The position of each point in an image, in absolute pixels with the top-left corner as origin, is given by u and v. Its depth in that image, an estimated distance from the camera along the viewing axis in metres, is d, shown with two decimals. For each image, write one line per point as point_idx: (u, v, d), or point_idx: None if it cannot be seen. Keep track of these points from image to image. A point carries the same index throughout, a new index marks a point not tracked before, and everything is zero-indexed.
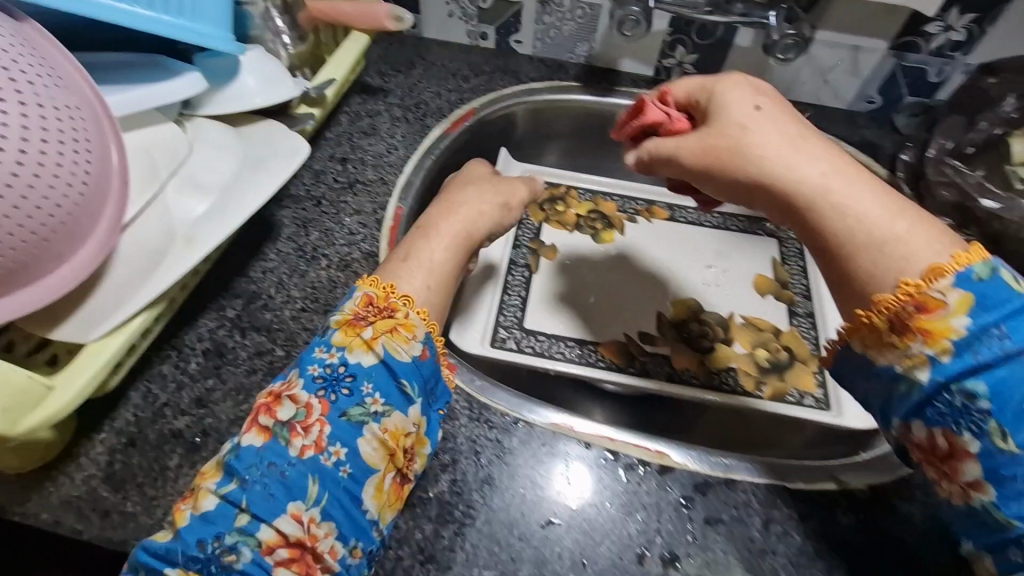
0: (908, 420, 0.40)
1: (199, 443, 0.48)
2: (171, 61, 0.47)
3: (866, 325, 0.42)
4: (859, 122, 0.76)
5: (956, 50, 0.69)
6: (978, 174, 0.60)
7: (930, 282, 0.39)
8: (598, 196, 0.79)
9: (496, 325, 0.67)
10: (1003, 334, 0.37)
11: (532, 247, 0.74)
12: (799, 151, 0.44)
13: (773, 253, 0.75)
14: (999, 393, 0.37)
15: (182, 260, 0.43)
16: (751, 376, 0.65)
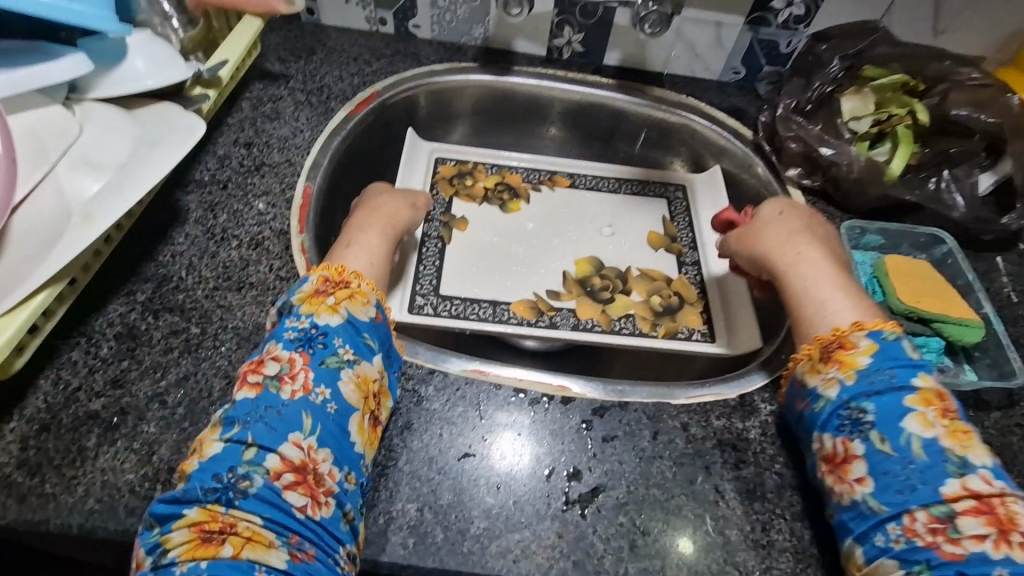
0: (818, 433, 0.47)
1: (117, 421, 0.49)
2: (52, 45, 0.47)
3: (803, 355, 0.51)
4: (728, 90, 0.86)
5: (799, 23, 0.79)
6: (817, 128, 0.70)
7: (851, 331, 0.49)
8: (504, 169, 0.86)
9: (413, 293, 0.72)
10: (892, 375, 0.46)
11: (443, 220, 0.79)
12: (790, 239, 0.59)
13: (663, 212, 0.84)
14: (884, 411, 0.45)
15: (82, 236, 0.44)
16: (648, 319, 0.73)
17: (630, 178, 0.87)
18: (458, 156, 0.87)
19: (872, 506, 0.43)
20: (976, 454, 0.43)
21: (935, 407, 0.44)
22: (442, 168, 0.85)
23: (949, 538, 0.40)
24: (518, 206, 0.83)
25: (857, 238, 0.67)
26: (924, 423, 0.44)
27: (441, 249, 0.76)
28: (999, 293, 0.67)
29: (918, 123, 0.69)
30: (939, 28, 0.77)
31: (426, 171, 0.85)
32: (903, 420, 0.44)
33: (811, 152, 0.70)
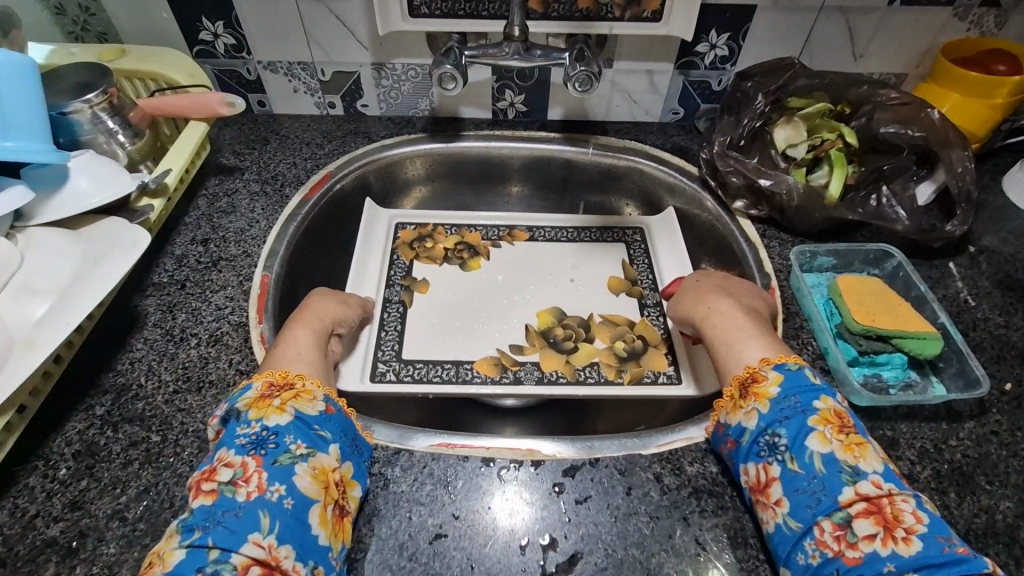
0: (744, 463, 0.50)
1: (76, 545, 0.48)
2: None
3: (725, 399, 0.54)
4: (670, 131, 0.90)
5: (726, 63, 0.83)
6: (753, 161, 0.73)
7: (761, 368, 0.54)
8: (463, 229, 0.89)
9: (376, 360, 0.73)
10: (798, 401, 0.50)
11: (404, 283, 0.82)
12: (706, 298, 0.65)
13: (623, 255, 0.86)
14: (794, 434, 0.48)
15: (24, 365, 0.44)
16: (612, 366, 0.73)
17: (587, 226, 0.90)
18: (417, 221, 0.90)
19: (791, 524, 0.45)
20: (870, 462, 0.46)
21: (833, 425, 0.48)
22: (402, 234, 0.88)
23: (851, 542, 0.42)
24: (479, 264, 0.85)
25: (808, 261, 0.69)
26: (823, 440, 0.47)
27: (401, 314, 0.78)
28: (956, 299, 0.67)
29: (848, 145, 0.71)
30: (858, 52, 0.81)
31: (384, 236, 0.87)
32: (808, 439, 0.47)
33: (753, 184, 0.72)
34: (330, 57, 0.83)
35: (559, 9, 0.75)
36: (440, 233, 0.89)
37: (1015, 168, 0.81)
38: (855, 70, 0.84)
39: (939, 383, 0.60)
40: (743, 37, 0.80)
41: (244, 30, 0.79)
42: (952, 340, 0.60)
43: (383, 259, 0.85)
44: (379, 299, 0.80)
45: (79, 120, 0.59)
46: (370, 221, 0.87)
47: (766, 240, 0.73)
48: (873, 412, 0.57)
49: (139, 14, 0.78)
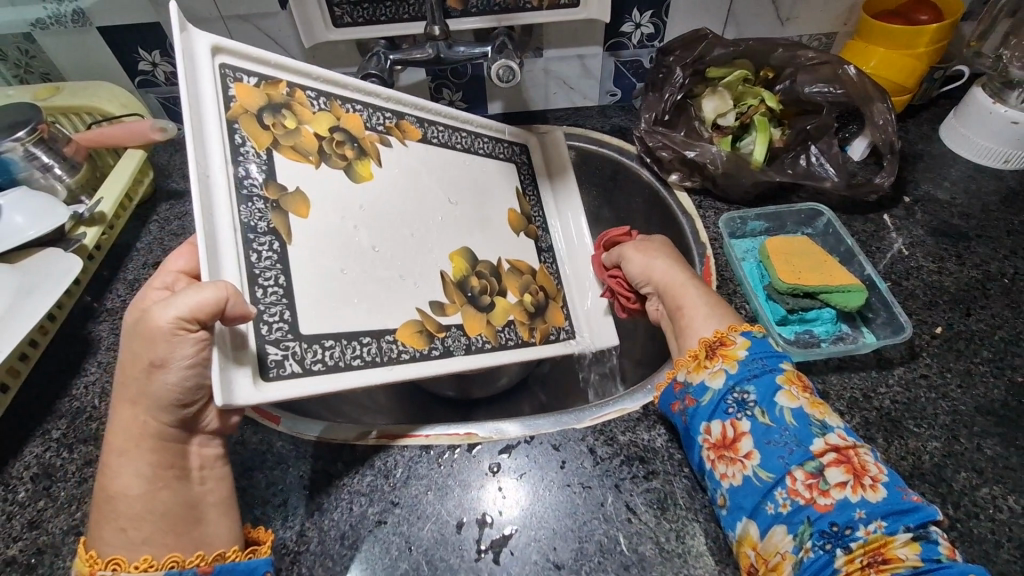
0: (709, 421, 0.50)
1: (34, 562, 0.50)
2: None
3: (690, 358, 0.54)
4: (609, 113, 0.91)
5: (653, 40, 0.84)
6: (680, 134, 0.74)
7: (731, 331, 0.54)
8: (335, 104, 0.60)
9: (260, 342, 0.46)
10: (764, 361, 0.50)
11: (268, 197, 0.50)
12: (676, 262, 0.65)
13: (515, 183, 0.77)
14: (764, 390, 0.48)
15: None
16: (525, 323, 0.70)
17: (479, 133, 0.74)
18: (256, 70, 0.54)
19: (762, 475, 0.45)
20: (833, 418, 0.47)
21: (798, 384, 0.49)
22: (236, 88, 0.51)
23: (823, 490, 0.43)
24: (371, 170, 0.60)
25: (739, 226, 0.70)
26: (792, 396, 0.48)
27: (282, 258, 0.49)
28: (890, 250, 0.68)
29: (771, 110, 0.73)
30: (783, 16, 0.82)
31: (213, 89, 0.49)
32: (777, 395, 0.48)
33: (682, 157, 0.73)
34: None
35: (477, 4, 0.75)
36: (302, 102, 0.56)
37: (950, 116, 0.81)
38: (784, 34, 0.84)
39: (870, 333, 0.61)
40: (666, 13, 0.81)
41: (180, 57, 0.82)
42: (877, 290, 0.62)
43: (226, 137, 0.49)
44: (236, 225, 0.47)
45: (14, 158, 0.61)
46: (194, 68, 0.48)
47: (702, 210, 0.74)
48: (805, 366, 0.58)
49: (77, 52, 0.80)
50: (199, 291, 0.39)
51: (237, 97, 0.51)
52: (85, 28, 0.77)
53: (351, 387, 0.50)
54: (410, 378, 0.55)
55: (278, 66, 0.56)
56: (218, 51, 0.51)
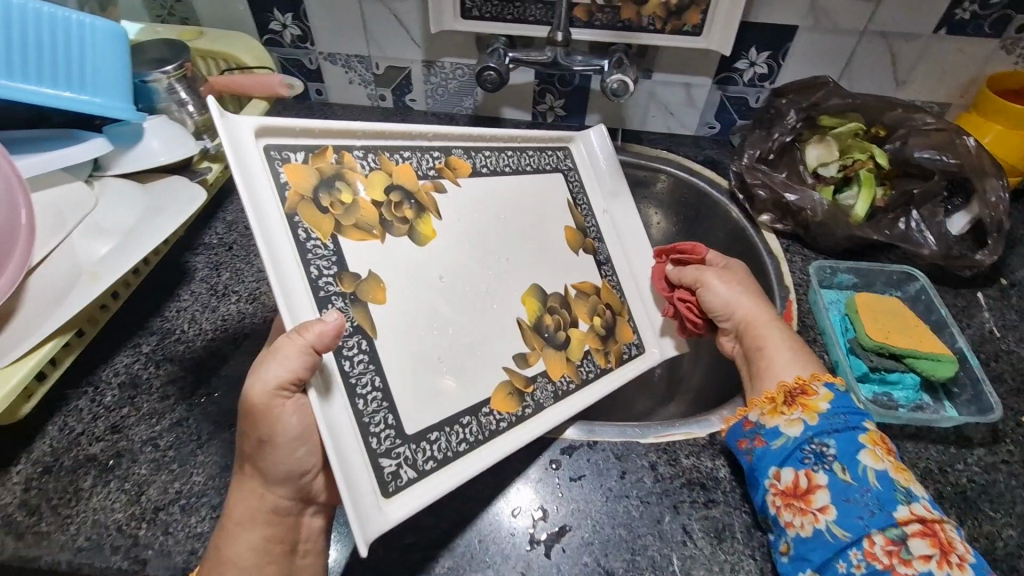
0: (780, 466, 0.49)
1: (112, 464, 0.54)
2: (79, 132, 0.56)
3: (763, 401, 0.54)
4: (704, 144, 0.92)
5: (764, 80, 0.84)
6: (782, 175, 0.74)
7: (812, 381, 0.53)
8: (383, 158, 0.57)
9: (374, 458, 0.47)
10: (847, 417, 0.50)
11: (343, 289, 0.49)
12: (754, 300, 0.64)
13: (566, 195, 0.74)
14: (845, 446, 0.48)
15: (88, 291, 0.49)
16: (599, 349, 0.67)
17: (524, 148, 0.72)
18: (305, 145, 0.51)
19: (836, 532, 0.45)
20: (917, 488, 0.47)
21: (883, 447, 0.48)
22: (288, 174, 0.49)
23: (904, 559, 0.42)
24: (433, 226, 0.58)
25: (827, 277, 0.69)
26: (876, 457, 0.47)
27: (373, 356, 0.49)
28: (979, 329, 0.66)
29: (880, 167, 0.72)
30: (900, 77, 0.81)
31: (268, 183, 0.47)
32: (860, 454, 0.47)
33: (779, 198, 0.73)
34: (384, 52, 0.88)
35: (602, 18, 0.77)
36: (351, 167, 0.54)
37: None
38: (896, 96, 0.84)
39: (952, 408, 0.59)
40: (783, 56, 0.81)
41: (309, 23, 0.86)
42: (967, 365, 0.60)
43: (292, 238, 0.47)
44: None
45: (158, 89, 0.65)
46: (245, 163, 0.45)
47: (788, 255, 0.74)
48: (879, 428, 0.57)
49: (219, 3, 0.86)
50: (273, 371, 0.44)
51: (289, 182, 0.49)
52: None
53: (468, 471, 0.51)
54: (510, 449, 0.54)
55: (321, 132, 0.52)
56: (262, 133, 0.47)
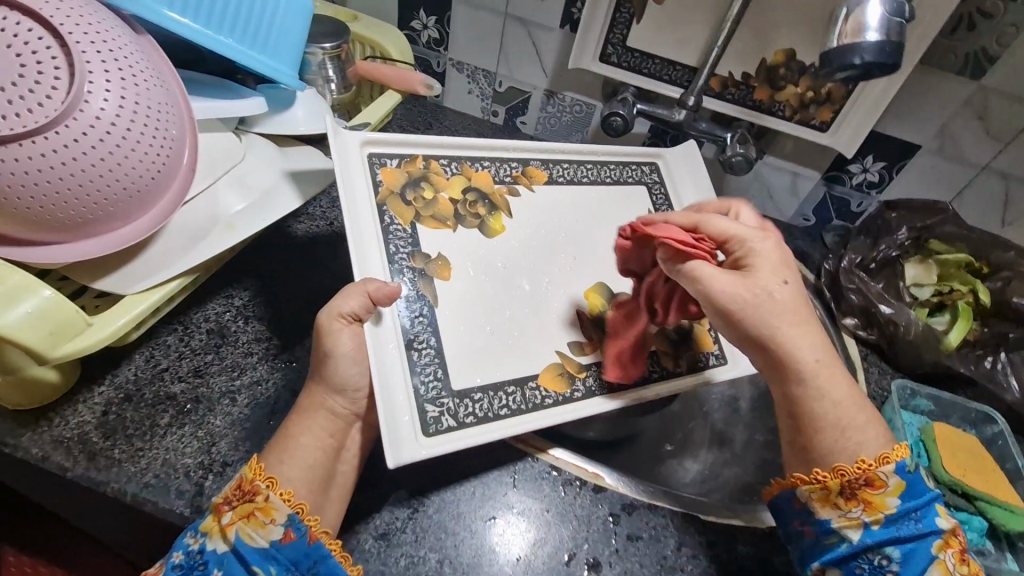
0: (831, 568, 0.48)
1: (189, 408, 0.54)
2: (236, 86, 0.58)
3: (818, 480, 0.48)
4: (795, 233, 0.92)
5: (872, 188, 0.85)
6: (878, 286, 0.74)
7: (878, 465, 0.47)
8: (467, 165, 0.64)
9: (419, 402, 0.52)
10: (917, 517, 0.47)
11: (414, 266, 0.57)
12: (804, 336, 0.48)
13: (647, 205, 0.72)
14: (908, 560, 0.46)
15: (222, 239, 0.51)
16: (669, 353, 0.63)
17: (605, 161, 0.72)
18: (399, 151, 0.61)
19: None
20: None
21: (953, 554, 0.47)
22: (383, 174, 0.59)
23: None
24: (503, 223, 0.63)
25: (907, 397, 0.69)
26: (944, 575, 0.46)
27: (432, 322, 0.56)
28: None
29: (979, 302, 0.72)
30: (1007, 219, 0.81)
31: (367, 180, 0.58)
32: (926, 572, 0.46)
33: (870, 307, 0.73)
34: (512, 73, 0.91)
35: (735, 93, 0.79)
36: (436, 171, 0.63)
37: None
38: (999, 235, 0.84)
39: (1013, 561, 0.58)
40: (898, 170, 0.82)
41: (450, 29, 0.89)
42: None
43: (379, 223, 0.57)
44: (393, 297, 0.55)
45: (310, 62, 0.68)
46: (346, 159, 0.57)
47: (865, 364, 0.74)
48: None
49: None
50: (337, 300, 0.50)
51: (384, 181, 0.59)
52: None
53: (505, 431, 0.54)
54: (554, 422, 0.57)
55: (415, 143, 0.62)
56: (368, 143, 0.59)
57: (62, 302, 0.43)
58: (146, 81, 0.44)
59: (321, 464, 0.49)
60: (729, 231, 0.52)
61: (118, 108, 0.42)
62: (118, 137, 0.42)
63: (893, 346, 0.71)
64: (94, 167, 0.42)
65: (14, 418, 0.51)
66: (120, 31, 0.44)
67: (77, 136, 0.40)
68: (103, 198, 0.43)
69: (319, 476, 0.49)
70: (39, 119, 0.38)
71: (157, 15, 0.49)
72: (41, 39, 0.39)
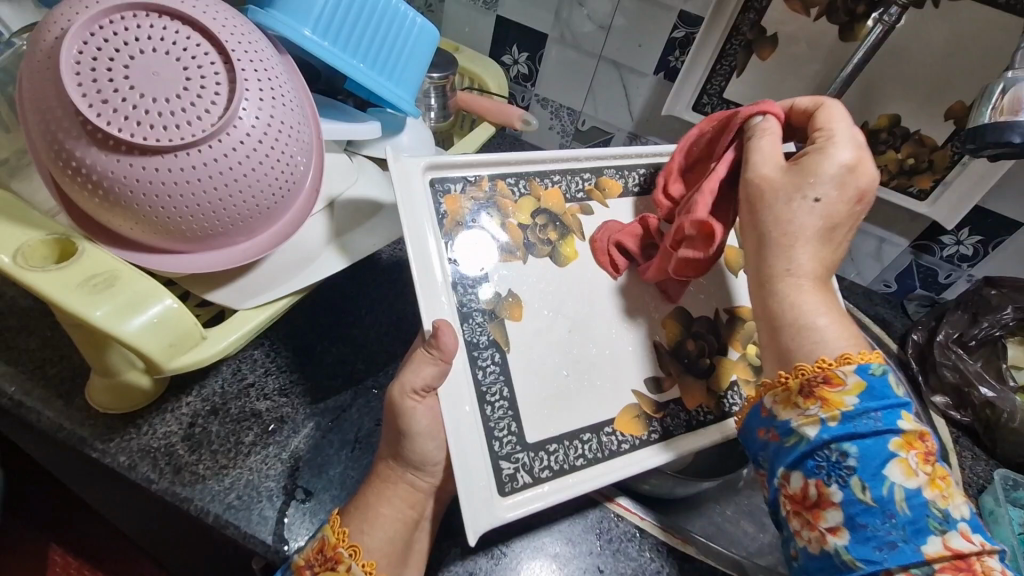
0: (790, 471, 0.41)
1: (274, 428, 0.53)
2: (345, 107, 0.58)
3: (779, 382, 0.43)
4: (875, 299, 0.90)
5: (964, 260, 0.82)
6: (976, 365, 0.70)
7: (838, 363, 0.41)
8: (535, 182, 0.56)
9: (494, 459, 0.47)
10: (879, 417, 0.39)
11: (486, 306, 0.50)
12: (798, 248, 0.44)
13: None
14: (869, 457, 0.38)
15: (333, 262, 0.51)
16: (750, 382, 0.58)
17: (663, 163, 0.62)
18: (465, 175, 0.53)
19: (846, 559, 0.38)
20: (953, 506, 0.38)
21: (918, 451, 0.39)
22: (446, 204, 0.51)
23: None
24: (575, 248, 0.56)
25: (1009, 489, 0.65)
26: (906, 471, 0.38)
27: (504, 370, 0.50)
28: None
29: None
30: None
31: (431, 212, 0.50)
32: (887, 468, 0.38)
33: (966, 386, 0.69)
34: (597, 113, 0.91)
35: None
36: (503, 195, 0.55)
37: None
38: None
39: None
40: (995, 246, 0.79)
41: (540, 66, 0.89)
42: None
43: (443, 258, 0.50)
44: (461, 342, 0.48)
45: None
46: (413, 200, 0.49)
47: (956, 447, 0.70)
48: None
49: (466, 23, 0.90)
50: (418, 368, 0.45)
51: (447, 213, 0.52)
52: (488, 12, 0.87)
53: (592, 485, 0.50)
54: (635, 472, 0.52)
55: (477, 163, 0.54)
56: (429, 169, 0.51)
57: (185, 313, 0.42)
58: (291, 103, 0.44)
59: (401, 534, 0.46)
60: (834, 124, 0.47)
61: (267, 125, 0.42)
62: (263, 153, 0.42)
63: (991, 431, 0.68)
64: (236, 182, 0.42)
65: (106, 420, 0.50)
66: (270, 52, 0.44)
67: (227, 151, 0.40)
68: (237, 214, 0.43)
69: (398, 547, 0.46)
70: (196, 133, 0.38)
71: (300, 36, 0.49)
72: (206, 53, 0.39)
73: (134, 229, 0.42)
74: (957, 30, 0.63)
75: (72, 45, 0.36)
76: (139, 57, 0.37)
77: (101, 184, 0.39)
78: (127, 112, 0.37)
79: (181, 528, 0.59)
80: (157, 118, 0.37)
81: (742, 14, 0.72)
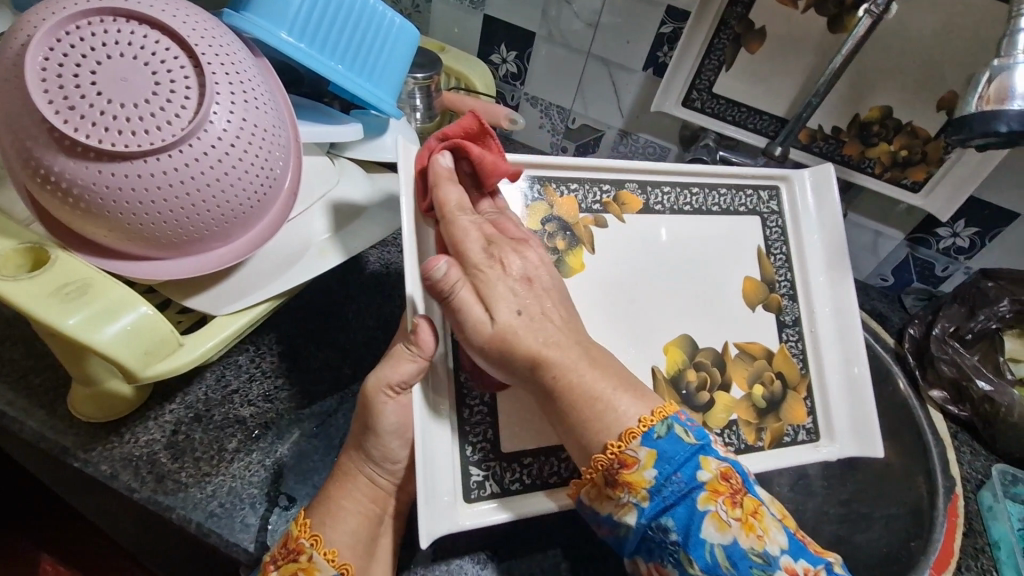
0: (639, 555, 0.42)
1: (258, 434, 0.53)
2: (328, 109, 0.58)
3: (586, 478, 0.42)
4: (871, 293, 0.88)
5: (960, 252, 0.81)
6: (974, 358, 0.69)
7: (625, 442, 0.40)
8: (552, 191, 0.55)
9: (463, 466, 0.47)
10: (680, 480, 0.40)
11: None
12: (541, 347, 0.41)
13: (758, 241, 0.62)
14: (687, 530, 0.39)
15: (317, 265, 0.50)
16: (751, 425, 0.58)
17: (715, 185, 0.61)
18: None
19: None
20: (773, 541, 0.39)
21: (724, 498, 0.39)
22: None
23: None
24: (582, 260, 0.55)
25: (1008, 484, 0.65)
26: (720, 526, 0.38)
27: None
28: None
29: None
30: None
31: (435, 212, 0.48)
32: (703, 531, 0.38)
33: (963, 380, 0.68)
34: (587, 111, 0.90)
35: (823, 147, 0.76)
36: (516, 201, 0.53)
37: None
38: None
39: None
40: (991, 237, 0.77)
41: (529, 64, 0.89)
42: None
43: None
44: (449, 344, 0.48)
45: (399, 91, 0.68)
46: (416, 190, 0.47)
47: (955, 443, 0.69)
48: None
49: (454, 23, 0.90)
50: (400, 365, 0.44)
51: None
52: (475, 10, 0.86)
53: (552, 504, 0.49)
54: None
55: None
56: None
57: (160, 320, 0.42)
58: (266, 107, 0.44)
59: (364, 530, 0.46)
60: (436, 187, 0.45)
61: (240, 128, 0.42)
62: (236, 157, 0.42)
63: (990, 425, 0.67)
64: (209, 188, 0.41)
65: (88, 429, 0.50)
66: (244, 55, 0.44)
67: (197, 157, 0.40)
68: (211, 220, 0.43)
69: (363, 542, 0.45)
70: (165, 138, 0.38)
71: (276, 39, 0.49)
72: (175, 57, 0.39)
73: (108, 236, 0.41)
74: (946, 19, 0.62)
75: (37, 52, 0.36)
76: (106, 62, 0.37)
77: (72, 193, 0.38)
78: (94, 118, 0.37)
79: (166, 534, 0.58)
80: (125, 124, 0.37)
81: (729, 7, 0.71)
